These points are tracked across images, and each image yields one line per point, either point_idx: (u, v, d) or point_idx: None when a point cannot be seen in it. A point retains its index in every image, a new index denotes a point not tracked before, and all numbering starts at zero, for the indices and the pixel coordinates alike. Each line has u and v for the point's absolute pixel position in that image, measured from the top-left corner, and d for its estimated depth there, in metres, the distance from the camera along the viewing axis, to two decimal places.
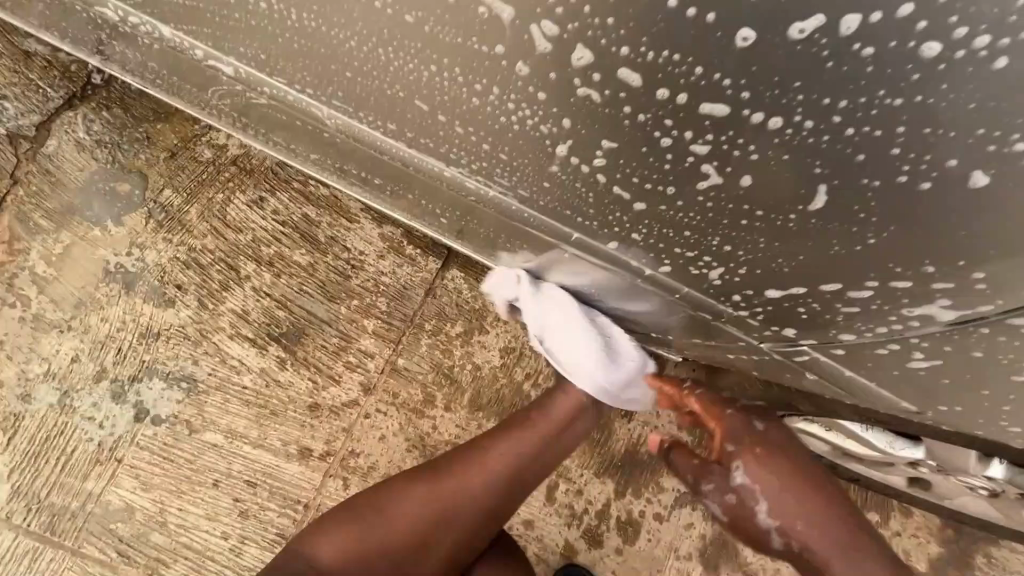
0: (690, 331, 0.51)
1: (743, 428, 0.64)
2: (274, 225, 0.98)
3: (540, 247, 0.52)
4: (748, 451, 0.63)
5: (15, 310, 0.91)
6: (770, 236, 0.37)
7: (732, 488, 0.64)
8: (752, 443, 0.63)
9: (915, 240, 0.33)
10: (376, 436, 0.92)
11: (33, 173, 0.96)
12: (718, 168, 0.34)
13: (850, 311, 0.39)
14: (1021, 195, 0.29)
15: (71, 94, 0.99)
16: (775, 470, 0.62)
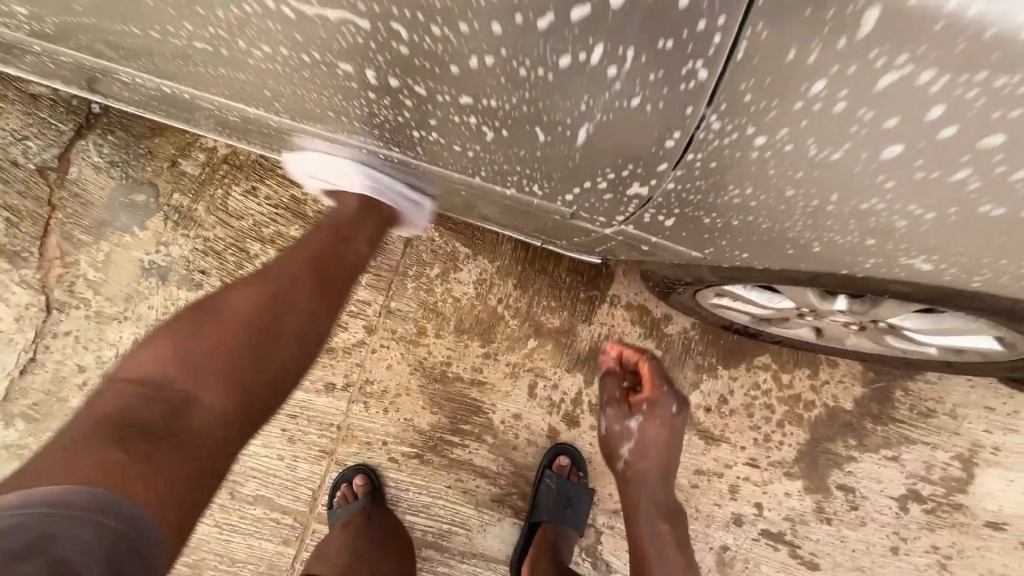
0: (569, 229, 0.73)
1: (653, 423, 1.01)
2: (269, 209, 1.16)
3: (457, 191, 0.74)
4: (654, 430, 1.00)
5: (79, 310, 1.11)
6: (540, 161, 0.57)
7: (625, 438, 1.00)
8: (661, 416, 0.99)
9: (600, 154, 0.52)
10: (385, 365, 1.13)
11: (64, 197, 1.14)
12: (488, 121, 0.54)
13: (608, 200, 0.59)
14: (628, 126, 0.47)
15: (79, 125, 1.17)
16: (652, 415, 1.00)
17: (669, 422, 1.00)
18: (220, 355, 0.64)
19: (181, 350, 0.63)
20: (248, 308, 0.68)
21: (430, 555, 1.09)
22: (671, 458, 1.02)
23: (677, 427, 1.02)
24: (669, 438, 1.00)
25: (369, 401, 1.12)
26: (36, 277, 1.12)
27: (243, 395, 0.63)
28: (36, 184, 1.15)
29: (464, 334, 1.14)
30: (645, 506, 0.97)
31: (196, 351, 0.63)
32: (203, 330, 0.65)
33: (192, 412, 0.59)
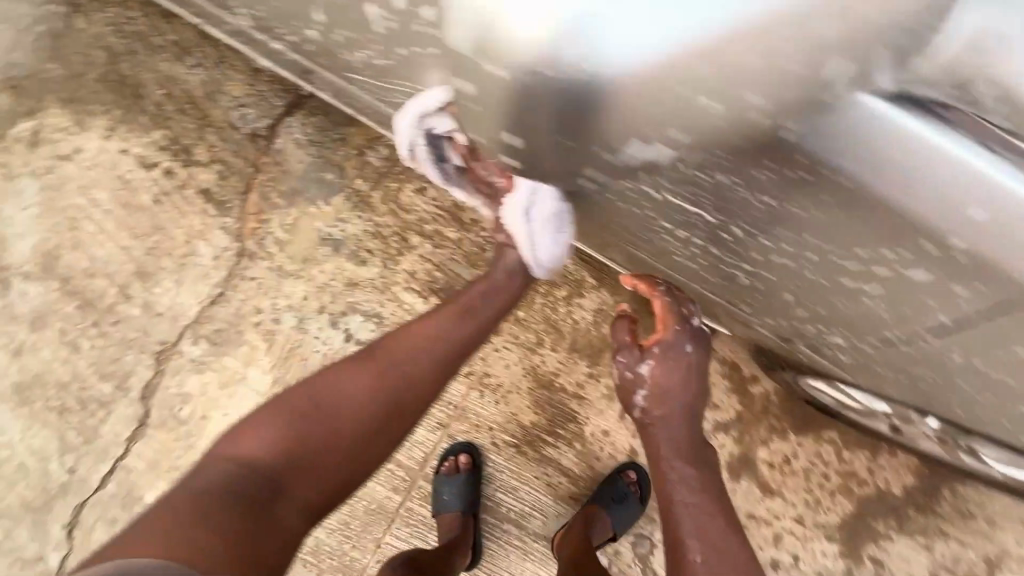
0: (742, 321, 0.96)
1: (676, 367, 0.92)
2: (433, 209, 1.34)
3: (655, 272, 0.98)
4: (665, 361, 0.92)
5: (265, 261, 1.32)
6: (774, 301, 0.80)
7: (636, 367, 0.93)
8: (675, 357, 0.92)
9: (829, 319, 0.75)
10: (503, 364, 1.31)
11: (268, 164, 1.34)
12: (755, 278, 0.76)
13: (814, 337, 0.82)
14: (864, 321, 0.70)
15: (289, 103, 1.36)
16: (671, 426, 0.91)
17: (685, 367, 0.92)
18: (328, 436, 0.88)
19: (362, 388, 0.93)
20: (371, 409, 0.93)
21: (509, 529, 1.29)
22: (686, 416, 0.91)
23: (674, 327, 0.91)
24: (683, 364, 0.92)
25: (485, 390, 1.31)
26: (235, 226, 1.33)
27: (354, 450, 0.90)
28: (247, 147, 1.35)
29: (575, 352, 1.31)
30: (674, 485, 0.87)
31: (341, 406, 0.91)
32: (321, 422, 0.89)
33: (283, 502, 0.80)
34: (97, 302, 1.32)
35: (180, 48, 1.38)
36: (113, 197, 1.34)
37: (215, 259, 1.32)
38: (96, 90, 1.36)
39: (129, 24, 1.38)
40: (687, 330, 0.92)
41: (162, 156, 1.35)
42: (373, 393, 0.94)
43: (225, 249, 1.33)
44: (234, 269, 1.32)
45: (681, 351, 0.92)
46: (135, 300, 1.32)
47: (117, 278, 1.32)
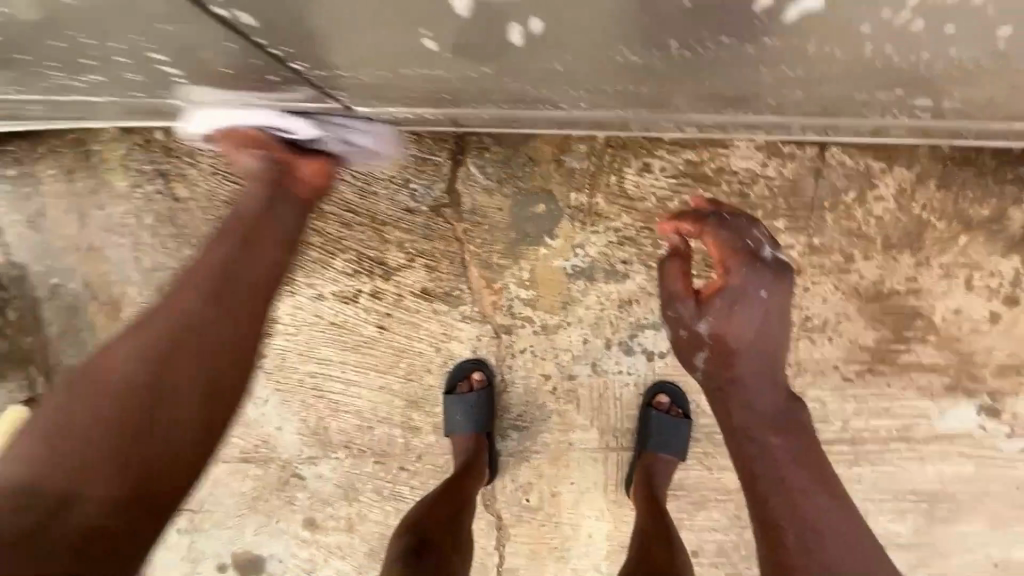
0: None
1: (753, 303, 0.85)
2: (669, 181, 1.12)
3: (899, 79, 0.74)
4: (719, 310, 0.87)
5: (528, 327, 1.18)
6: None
7: (710, 321, 0.88)
8: (744, 299, 0.86)
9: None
10: (820, 300, 1.16)
11: (470, 229, 1.14)
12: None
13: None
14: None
15: (451, 152, 1.12)
16: (747, 338, 0.86)
17: (759, 312, 0.86)
18: (148, 375, 0.66)
19: (178, 320, 0.71)
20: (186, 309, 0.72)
21: (899, 447, 1.22)
22: (751, 350, 0.86)
23: (738, 263, 0.86)
24: (771, 309, 0.86)
25: (814, 335, 1.17)
26: (475, 310, 1.17)
27: (219, 402, 0.71)
28: (438, 224, 1.14)
29: (893, 249, 1.14)
30: (752, 443, 0.82)
31: (184, 333, 0.70)
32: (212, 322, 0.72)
33: (65, 517, 0.57)
34: (390, 448, 1.24)
35: None
36: (340, 346, 1.20)
37: (476, 352, 1.19)
38: None
39: (232, 161, 1.15)
40: (750, 265, 0.86)
41: (358, 282, 1.17)
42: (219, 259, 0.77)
43: (479, 337, 1.18)
44: (501, 352, 1.19)
45: (757, 300, 0.85)
46: (425, 428, 1.23)
47: (395, 418, 1.23)
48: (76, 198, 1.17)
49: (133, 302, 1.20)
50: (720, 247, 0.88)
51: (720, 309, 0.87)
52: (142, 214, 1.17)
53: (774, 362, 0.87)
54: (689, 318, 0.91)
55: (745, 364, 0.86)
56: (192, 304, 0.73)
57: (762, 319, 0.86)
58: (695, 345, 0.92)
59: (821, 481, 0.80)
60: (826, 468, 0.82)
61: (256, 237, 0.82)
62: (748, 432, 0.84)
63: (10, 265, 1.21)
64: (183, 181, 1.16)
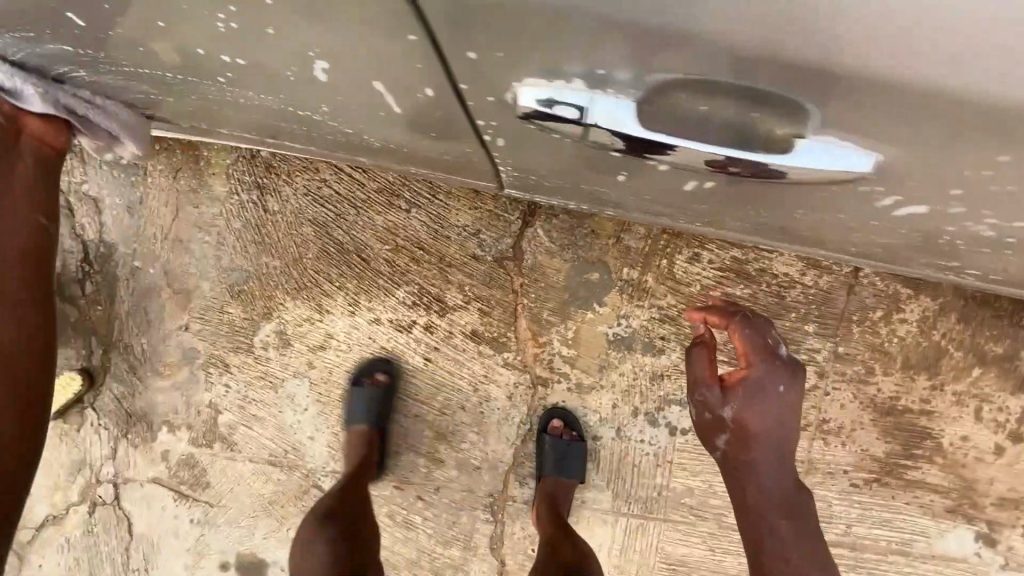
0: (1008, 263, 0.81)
1: (772, 391, 0.92)
2: (715, 272, 1.23)
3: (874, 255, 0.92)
4: (744, 397, 0.92)
5: (564, 383, 1.25)
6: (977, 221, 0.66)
7: (732, 405, 0.94)
8: (767, 390, 0.92)
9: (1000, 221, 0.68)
10: (839, 405, 1.24)
11: (527, 284, 1.24)
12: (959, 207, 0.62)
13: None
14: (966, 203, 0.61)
15: (523, 212, 1.24)
16: (765, 424, 0.92)
17: (777, 406, 0.92)
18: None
19: (1, 311, 0.91)
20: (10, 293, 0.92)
21: (897, 560, 1.26)
22: (770, 437, 0.93)
23: (759, 357, 0.94)
24: (789, 404, 0.92)
25: (828, 437, 1.24)
26: (518, 359, 1.25)
27: None
28: (499, 275, 1.24)
29: (911, 369, 1.22)
30: (768, 517, 0.92)
31: (7, 327, 0.92)
32: (4, 276, 0.92)
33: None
34: (412, 475, 1.29)
35: (387, 193, 1.25)
36: (385, 370, 1.28)
37: (511, 398, 1.26)
38: (323, 269, 1.27)
39: (324, 186, 1.26)
40: (772, 360, 0.93)
41: (416, 314, 1.26)
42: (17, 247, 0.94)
43: (517, 384, 1.26)
44: (533, 402, 1.26)
45: (776, 392, 0.92)
46: (448, 462, 1.28)
47: (424, 447, 1.28)
48: (175, 194, 1.28)
49: (203, 296, 1.29)
50: (744, 341, 0.96)
51: (742, 400, 0.91)
52: (232, 218, 1.27)
53: (789, 447, 0.94)
54: (711, 401, 0.96)
55: (762, 449, 0.93)
56: (4, 316, 0.92)
57: (779, 414, 0.92)
58: (715, 427, 0.96)
59: (811, 554, 0.92)
60: (821, 544, 0.95)
61: (1, 239, 0.92)
62: (756, 511, 0.93)
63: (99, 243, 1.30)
64: (276, 196, 1.27)
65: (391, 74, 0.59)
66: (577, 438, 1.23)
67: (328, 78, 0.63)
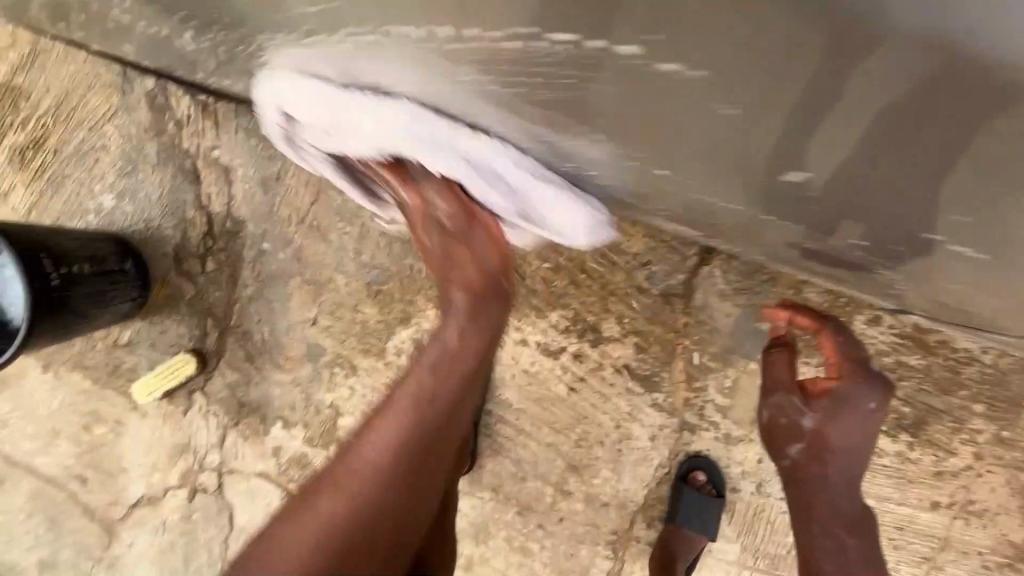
0: None
1: (861, 408, 0.85)
2: (892, 337, 1.16)
3: None
4: (826, 411, 0.87)
5: (711, 431, 1.19)
6: None
7: (811, 418, 0.88)
8: (853, 407, 0.86)
9: None
10: (989, 488, 1.19)
11: (692, 325, 1.16)
12: None
13: None
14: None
15: (702, 249, 1.14)
16: (844, 434, 0.86)
17: (862, 419, 0.86)
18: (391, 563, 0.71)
19: (374, 481, 0.70)
20: (407, 443, 0.73)
21: None
22: (847, 449, 0.87)
23: (848, 369, 0.87)
24: (872, 418, 0.86)
25: (970, 518, 1.21)
26: (667, 401, 1.19)
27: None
28: (663, 311, 1.16)
29: None
30: (822, 519, 0.88)
31: (375, 484, 0.70)
32: (383, 458, 0.72)
33: None
34: (536, 502, 1.24)
35: None
36: (524, 393, 1.20)
37: (653, 439, 1.20)
38: None
39: None
40: (864, 374, 0.86)
41: (567, 340, 1.18)
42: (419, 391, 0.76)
43: (662, 426, 1.20)
44: (676, 446, 1.20)
45: (863, 407, 0.85)
46: (576, 495, 1.23)
47: (552, 476, 1.23)
48: (318, 175, 1.16)
49: (336, 291, 1.19)
50: (835, 347, 0.89)
51: (827, 413, 0.87)
52: None
53: (861, 464, 0.88)
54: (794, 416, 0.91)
55: (838, 460, 0.87)
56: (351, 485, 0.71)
57: (864, 430, 0.86)
58: (792, 436, 0.91)
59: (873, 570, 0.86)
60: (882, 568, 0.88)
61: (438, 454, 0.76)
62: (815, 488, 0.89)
63: (225, 218, 1.18)
64: None
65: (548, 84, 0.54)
66: (714, 494, 1.17)
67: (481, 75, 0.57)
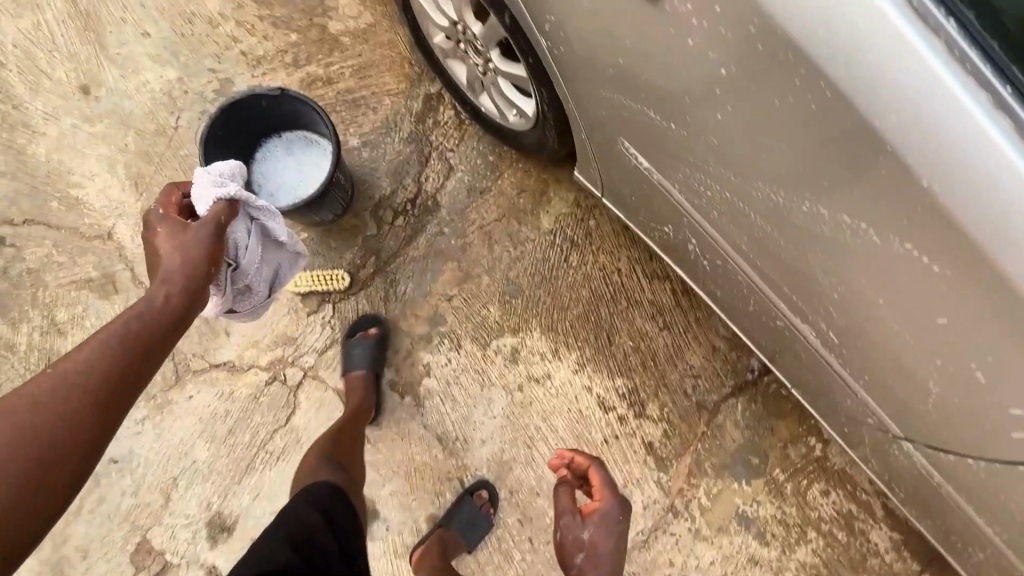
0: None
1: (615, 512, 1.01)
2: (833, 511, 1.54)
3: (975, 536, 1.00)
4: (603, 525, 1.00)
5: (689, 522, 1.50)
6: None
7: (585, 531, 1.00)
8: (608, 521, 1.00)
9: None
10: None
11: (708, 436, 1.53)
12: None
13: None
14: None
15: (736, 386, 1.55)
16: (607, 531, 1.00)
17: (615, 530, 1.00)
18: (38, 475, 0.70)
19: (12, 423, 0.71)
20: (114, 356, 0.80)
21: None
22: (613, 529, 1.00)
23: (609, 493, 1.03)
24: (617, 521, 1.00)
25: None
26: (667, 483, 1.51)
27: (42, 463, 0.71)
28: (692, 415, 1.53)
29: None
30: None
31: (36, 416, 0.73)
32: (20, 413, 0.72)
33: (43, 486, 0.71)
34: (537, 519, 1.47)
35: (654, 308, 1.55)
36: (571, 428, 1.50)
37: (645, 509, 1.50)
38: (576, 328, 1.53)
39: (616, 274, 1.55)
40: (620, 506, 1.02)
41: (621, 403, 1.51)
42: (124, 330, 0.82)
43: (655, 500, 1.50)
44: (657, 521, 1.50)
45: (617, 520, 1.00)
46: None
47: None
48: (511, 205, 1.55)
49: (478, 285, 1.52)
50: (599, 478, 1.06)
51: (595, 524, 1.00)
52: (540, 249, 1.54)
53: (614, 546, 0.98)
54: (574, 531, 1.02)
55: (585, 524, 1.01)
56: (114, 415, 0.79)
57: (615, 532, 1.00)
58: (576, 550, 0.99)
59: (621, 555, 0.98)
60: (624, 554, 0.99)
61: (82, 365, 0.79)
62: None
63: (429, 197, 1.53)
64: (579, 256, 1.55)
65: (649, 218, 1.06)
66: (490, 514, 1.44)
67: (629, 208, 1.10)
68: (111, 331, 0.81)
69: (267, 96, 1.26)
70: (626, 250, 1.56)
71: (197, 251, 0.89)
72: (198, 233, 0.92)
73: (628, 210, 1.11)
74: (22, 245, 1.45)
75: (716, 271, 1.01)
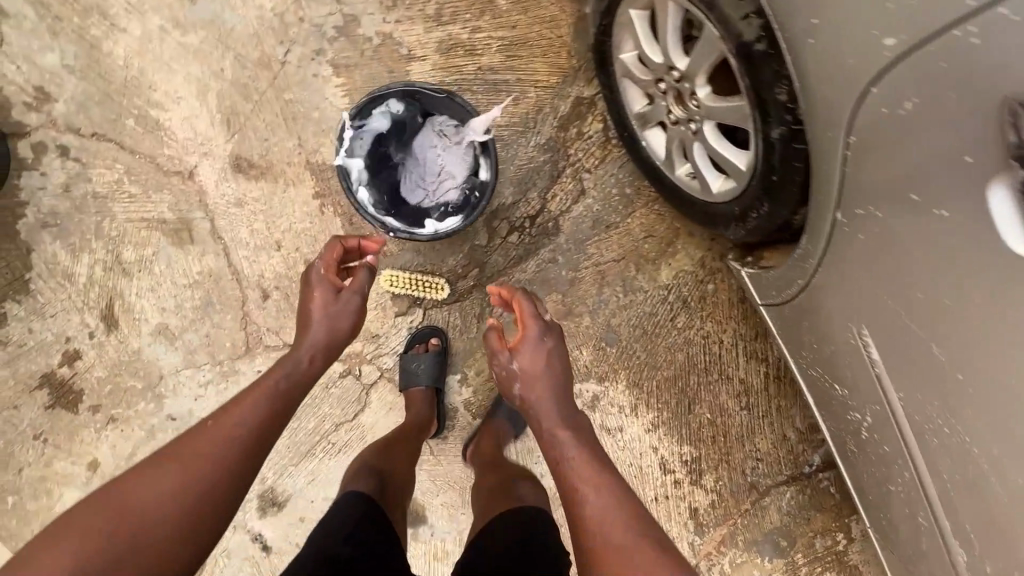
0: None
1: (539, 347, 0.94)
2: None
3: None
4: (541, 355, 0.94)
5: None
6: None
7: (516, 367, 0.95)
8: (539, 351, 0.94)
9: None
10: None
11: (750, 514, 1.56)
12: None
13: None
14: None
15: (792, 475, 1.57)
16: (535, 352, 0.94)
17: (545, 357, 0.94)
18: (160, 530, 0.75)
19: (175, 481, 0.77)
20: (243, 449, 0.82)
21: None
22: (565, 409, 0.94)
23: (531, 323, 0.95)
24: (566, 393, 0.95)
25: None
26: (699, 546, 1.56)
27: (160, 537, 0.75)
28: (742, 492, 1.56)
29: None
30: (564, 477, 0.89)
31: (179, 483, 0.77)
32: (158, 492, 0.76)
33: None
34: None
35: (742, 386, 1.51)
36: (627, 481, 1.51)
37: None
38: (661, 390, 1.48)
39: (716, 345, 1.48)
40: (551, 333, 0.96)
41: (680, 468, 1.53)
42: (270, 394, 0.87)
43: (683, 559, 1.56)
44: None
45: (544, 341, 0.95)
46: None
47: None
48: (633, 248, 1.41)
49: (576, 324, 1.42)
50: (522, 306, 0.96)
51: (528, 354, 0.94)
52: (650, 303, 1.44)
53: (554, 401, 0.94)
54: (504, 366, 0.96)
55: (551, 394, 0.93)
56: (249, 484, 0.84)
57: (558, 383, 0.95)
58: (511, 380, 0.95)
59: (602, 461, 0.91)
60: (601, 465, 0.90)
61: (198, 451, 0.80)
62: (553, 435, 0.93)
63: (551, 218, 1.38)
64: (687, 318, 1.46)
65: (825, 365, 0.98)
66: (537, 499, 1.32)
67: (803, 344, 1.01)
68: (264, 392, 0.87)
69: (431, 93, 1.14)
70: (733, 323, 1.47)
71: (348, 327, 0.93)
72: (348, 301, 0.94)
73: (799, 344, 1.03)
74: (89, 163, 1.25)
75: (878, 444, 0.96)
